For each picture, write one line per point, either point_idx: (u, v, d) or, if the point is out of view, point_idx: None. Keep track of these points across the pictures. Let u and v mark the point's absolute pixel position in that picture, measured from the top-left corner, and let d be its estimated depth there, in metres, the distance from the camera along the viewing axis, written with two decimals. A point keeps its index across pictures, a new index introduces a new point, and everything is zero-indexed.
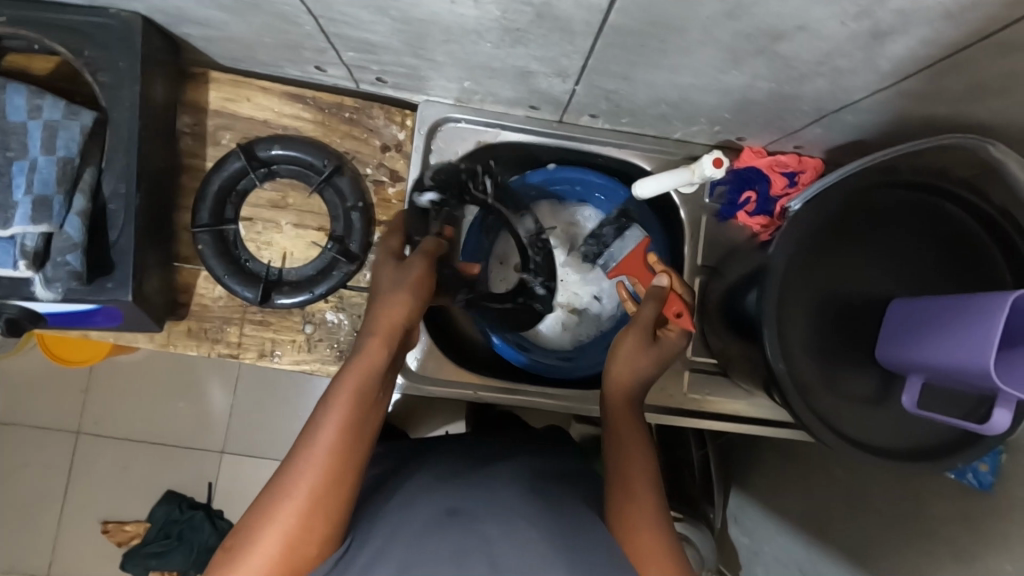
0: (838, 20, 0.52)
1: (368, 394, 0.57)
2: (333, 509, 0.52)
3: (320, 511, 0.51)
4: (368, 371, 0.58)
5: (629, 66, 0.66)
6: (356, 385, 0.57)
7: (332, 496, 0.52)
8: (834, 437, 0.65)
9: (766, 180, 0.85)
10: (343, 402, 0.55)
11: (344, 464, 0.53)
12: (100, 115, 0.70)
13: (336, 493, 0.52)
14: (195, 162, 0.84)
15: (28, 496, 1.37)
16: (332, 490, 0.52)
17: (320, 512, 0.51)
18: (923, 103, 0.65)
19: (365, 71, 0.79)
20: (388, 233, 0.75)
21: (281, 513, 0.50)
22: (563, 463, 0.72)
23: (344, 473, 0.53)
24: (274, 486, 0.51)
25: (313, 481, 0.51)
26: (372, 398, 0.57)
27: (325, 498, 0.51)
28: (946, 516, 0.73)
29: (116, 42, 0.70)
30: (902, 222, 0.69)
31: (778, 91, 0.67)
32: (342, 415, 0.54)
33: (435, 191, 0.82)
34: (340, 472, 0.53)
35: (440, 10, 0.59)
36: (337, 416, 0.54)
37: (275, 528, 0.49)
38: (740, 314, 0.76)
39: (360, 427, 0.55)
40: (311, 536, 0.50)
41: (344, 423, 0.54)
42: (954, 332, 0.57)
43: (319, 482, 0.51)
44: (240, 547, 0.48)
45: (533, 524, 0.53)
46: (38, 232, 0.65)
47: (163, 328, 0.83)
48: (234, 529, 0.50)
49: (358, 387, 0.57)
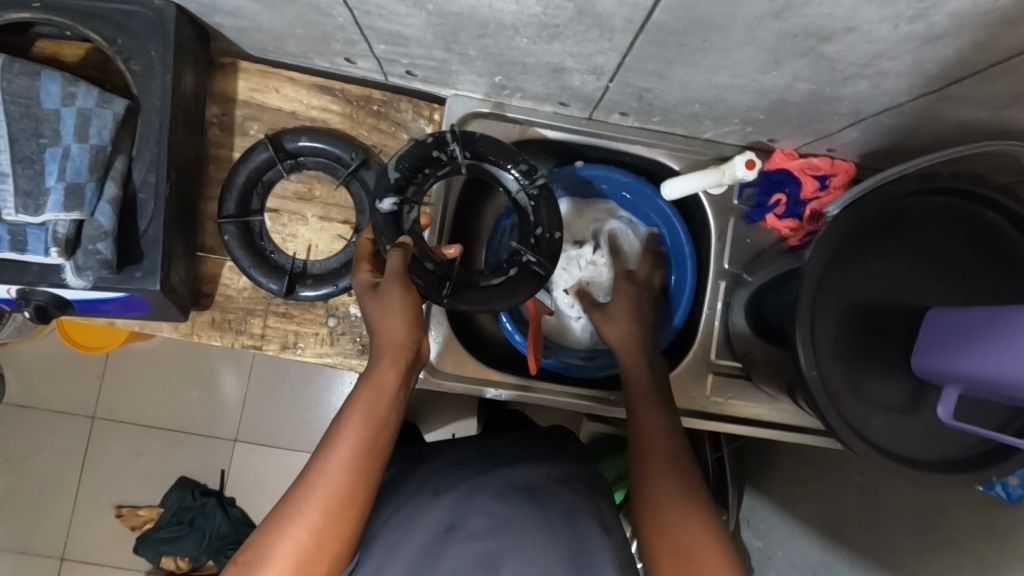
0: (890, 21, 0.51)
1: (381, 412, 0.56)
2: (344, 527, 0.52)
3: (331, 530, 0.51)
4: (377, 393, 0.57)
5: (665, 64, 0.64)
6: (366, 403, 0.56)
7: (342, 512, 0.52)
8: (862, 447, 0.64)
9: (798, 183, 0.84)
10: (354, 422, 0.54)
11: (355, 482, 0.53)
12: (131, 104, 0.70)
13: (348, 511, 0.52)
14: (221, 152, 0.84)
15: (44, 478, 1.39)
16: (344, 509, 0.52)
17: (330, 531, 0.51)
18: (968, 109, 0.63)
19: (395, 64, 0.78)
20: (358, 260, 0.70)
21: (291, 532, 0.50)
22: (567, 467, 0.73)
23: (357, 493, 0.52)
24: (284, 506, 0.52)
25: (325, 501, 0.51)
26: (385, 415, 0.56)
27: (336, 518, 0.51)
28: (973, 530, 0.72)
29: (148, 30, 0.70)
30: (941, 229, 0.68)
31: (818, 92, 0.66)
32: (354, 434, 0.54)
33: (389, 197, 0.69)
34: (350, 491, 0.52)
35: (477, 4, 0.58)
36: (348, 434, 0.54)
37: (286, 545, 0.50)
38: (769, 320, 0.75)
39: (372, 444, 0.54)
40: (324, 554, 0.51)
41: (356, 442, 0.54)
42: (992, 344, 0.56)
43: (329, 500, 0.51)
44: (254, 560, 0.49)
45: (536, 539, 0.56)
46: (70, 220, 0.65)
47: (187, 318, 0.83)
48: (246, 543, 0.51)
49: (370, 403, 0.56)
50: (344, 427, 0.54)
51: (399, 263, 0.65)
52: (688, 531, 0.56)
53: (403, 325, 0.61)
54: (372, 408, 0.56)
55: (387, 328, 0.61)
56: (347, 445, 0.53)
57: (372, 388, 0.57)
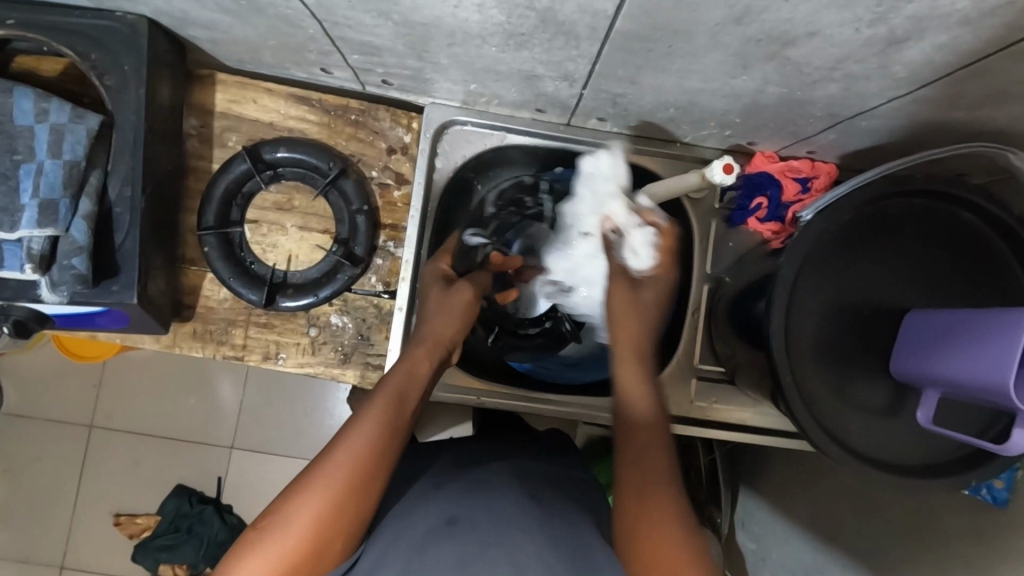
0: (853, 25, 0.50)
1: (413, 395, 0.63)
2: (359, 504, 0.53)
3: (347, 505, 0.53)
4: (410, 380, 0.64)
5: (636, 70, 0.64)
6: (398, 388, 0.62)
7: (366, 473, 0.54)
8: (839, 452, 0.64)
9: (778, 186, 0.83)
10: (388, 397, 0.60)
11: (383, 447, 0.56)
12: (106, 118, 0.70)
13: (366, 487, 0.54)
14: (200, 164, 0.84)
15: (40, 488, 1.39)
16: (362, 485, 0.54)
17: (347, 505, 0.53)
18: (941, 110, 0.63)
19: (370, 74, 0.78)
20: (439, 255, 0.80)
21: (313, 494, 0.52)
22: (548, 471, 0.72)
23: (376, 469, 0.55)
24: (312, 468, 0.54)
25: (348, 471, 0.53)
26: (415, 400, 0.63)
27: (356, 491, 0.53)
28: (959, 532, 0.71)
29: (121, 44, 0.70)
30: (917, 231, 0.68)
31: (790, 96, 0.65)
32: (381, 413, 0.58)
33: (482, 236, 0.85)
34: (378, 453, 0.56)
35: (442, 14, 0.58)
36: (377, 411, 0.58)
37: (307, 509, 0.51)
38: (748, 322, 0.75)
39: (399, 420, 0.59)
40: (335, 528, 0.52)
41: (382, 422, 0.58)
42: (971, 349, 0.56)
43: (359, 458, 0.54)
44: (283, 510, 0.51)
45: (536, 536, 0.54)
46: (43, 236, 0.66)
47: (168, 330, 0.83)
48: (270, 505, 0.52)
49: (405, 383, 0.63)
50: (377, 399, 0.60)
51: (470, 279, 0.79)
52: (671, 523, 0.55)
53: (450, 328, 0.72)
54: (402, 393, 0.62)
55: (435, 327, 0.71)
56: (376, 420, 0.58)
57: (407, 375, 0.64)
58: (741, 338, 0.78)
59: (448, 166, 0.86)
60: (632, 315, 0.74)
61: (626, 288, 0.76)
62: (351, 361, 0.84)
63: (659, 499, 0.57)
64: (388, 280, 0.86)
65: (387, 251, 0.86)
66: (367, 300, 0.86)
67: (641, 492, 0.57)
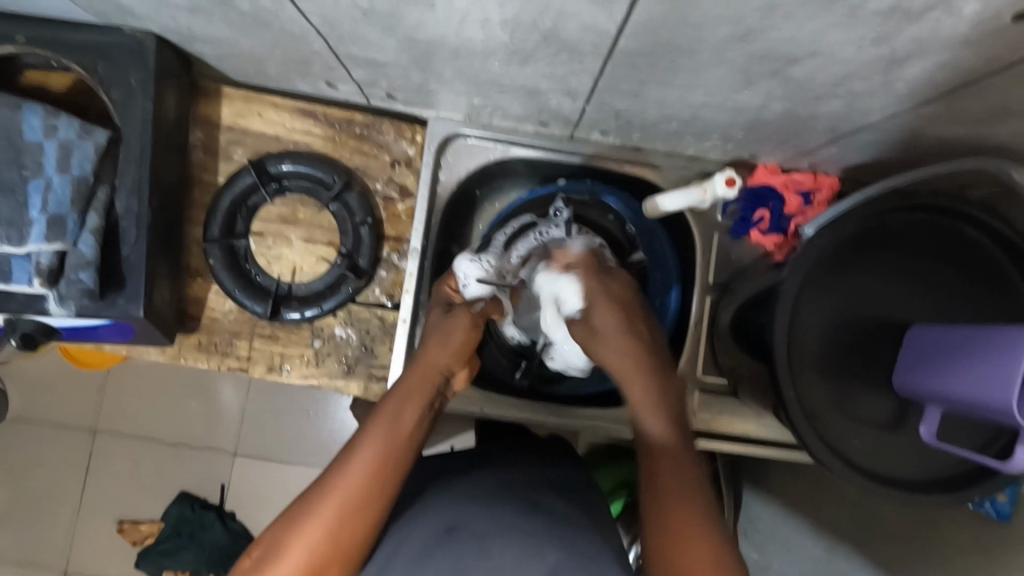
0: (854, 45, 0.50)
1: (404, 424, 0.62)
2: (356, 535, 0.54)
3: (342, 536, 0.53)
4: (407, 401, 0.65)
5: (638, 86, 0.65)
6: (393, 411, 0.63)
7: (361, 506, 0.55)
8: (842, 467, 0.64)
9: (780, 198, 0.83)
10: (377, 428, 0.60)
11: (376, 480, 0.56)
12: (114, 133, 0.71)
13: (360, 516, 0.55)
14: (206, 176, 0.85)
15: (44, 495, 1.40)
16: (360, 508, 0.55)
17: (341, 541, 0.53)
18: (943, 126, 0.63)
19: (375, 87, 0.78)
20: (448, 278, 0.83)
21: (308, 527, 0.53)
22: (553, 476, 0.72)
23: (371, 503, 0.55)
24: (304, 504, 0.55)
25: (340, 505, 0.54)
26: (409, 427, 0.62)
27: (348, 523, 0.54)
28: (965, 547, 0.71)
29: (129, 60, 0.71)
30: (919, 245, 0.68)
31: (792, 112, 0.66)
32: (377, 441, 0.59)
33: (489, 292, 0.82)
34: (372, 487, 0.56)
35: (446, 31, 0.58)
36: (372, 438, 0.59)
37: (306, 536, 0.52)
38: (750, 334, 0.75)
39: (395, 450, 0.59)
40: (330, 560, 0.53)
41: (377, 452, 0.58)
42: (976, 366, 0.55)
43: (351, 493, 0.55)
44: (273, 548, 0.52)
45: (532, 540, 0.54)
46: (51, 250, 0.66)
47: (174, 341, 0.83)
48: (260, 538, 0.54)
49: (392, 415, 0.62)
50: (368, 434, 0.60)
51: (472, 308, 0.80)
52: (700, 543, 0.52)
53: (439, 355, 0.72)
54: (397, 416, 0.63)
55: (428, 355, 0.72)
56: (371, 445, 0.59)
57: (402, 397, 0.65)
58: (745, 351, 0.78)
59: (451, 178, 0.87)
60: (619, 342, 0.69)
61: (582, 329, 0.71)
62: (354, 372, 0.85)
63: (686, 522, 0.54)
64: (391, 291, 0.86)
65: (390, 263, 0.87)
66: (371, 312, 0.86)
67: (667, 521, 0.54)
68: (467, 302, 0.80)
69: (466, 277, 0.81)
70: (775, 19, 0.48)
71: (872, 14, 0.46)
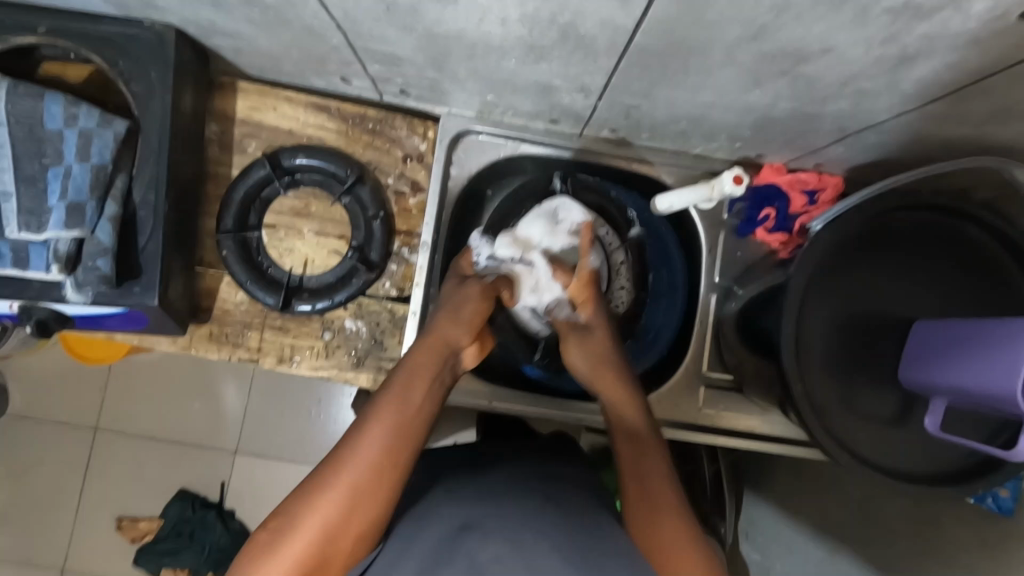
0: (864, 44, 0.52)
1: (415, 397, 0.63)
2: (369, 508, 0.55)
3: (355, 510, 0.54)
4: (418, 377, 0.65)
5: (651, 84, 0.66)
6: (402, 387, 0.63)
7: (373, 481, 0.56)
8: (849, 460, 0.65)
9: (786, 199, 0.84)
10: (389, 403, 0.61)
11: (389, 454, 0.57)
12: (132, 124, 0.72)
13: (373, 490, 0.55)
14: (220, 169, 0.86)
15: (45, 490, 1.39)
16: (373, 485, 0.55)
17: (354, 513, 0.54)
18: (946, 126, 0.65)
19: (389, 84, 0.80)
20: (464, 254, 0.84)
21: (322, 501, 0.54)
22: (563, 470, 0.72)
23: (384, 476, 0.56)
24: (318, 478, 0.55)
25: (354, 479, 0.55)
26: (419, 402, 0.63)
27: (361, 497, 0.55)
28: (965, 544, 0.72)
29: (149, 53, 0.72)
30: (922, 243, 0.69)
31: (800, 111, 0.67)
32: (389, 415, 0.60)
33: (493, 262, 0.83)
34: (384, 462, 0.57)
35: (465, 27, 0.59)
36: (385, 413, 0.60)
37: (319, 510, 0.53)
38: (756, 330, 0.76)
39: (406, 424, 0.60)
40: (344, 533, 0.54)
41: (389, 428, 0.59)
42: (978, 357, 0.56)
43: (365, 467, 0.56)
44: (288, 520, 0.53)
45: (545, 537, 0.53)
46: (70, 237, 0.67)
47: (185, 331, 0.84)
48: (272, 514, 0.54)
49: (403, 391, 0.63)
50: (380, 409, 0.60)
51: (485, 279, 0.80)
52: (679, 532, 0.58)
53: (453, 328, 0.73)
54: (410, 393, 0.63)
55: (440, 328, 0.72)
56: (383, 422, 0.59)
57: (414, 372, 0.66)
58: (751, 349, 0.79)
59: (463, 173, 0.88)
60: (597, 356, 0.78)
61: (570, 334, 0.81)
62: (364, 364, 0.86)
63: (664, 510, 0.60)
64: (402, 285, 0.87)
65: (401, 257, 0.88)
66: (381, 305, 0.87)
67: (650, 522, 0.60)
68: (479, 275, 0.81)
69: (480, 252, 0.84)
70: (788, 18, 0.49)
71: (881, 14, 0.48)
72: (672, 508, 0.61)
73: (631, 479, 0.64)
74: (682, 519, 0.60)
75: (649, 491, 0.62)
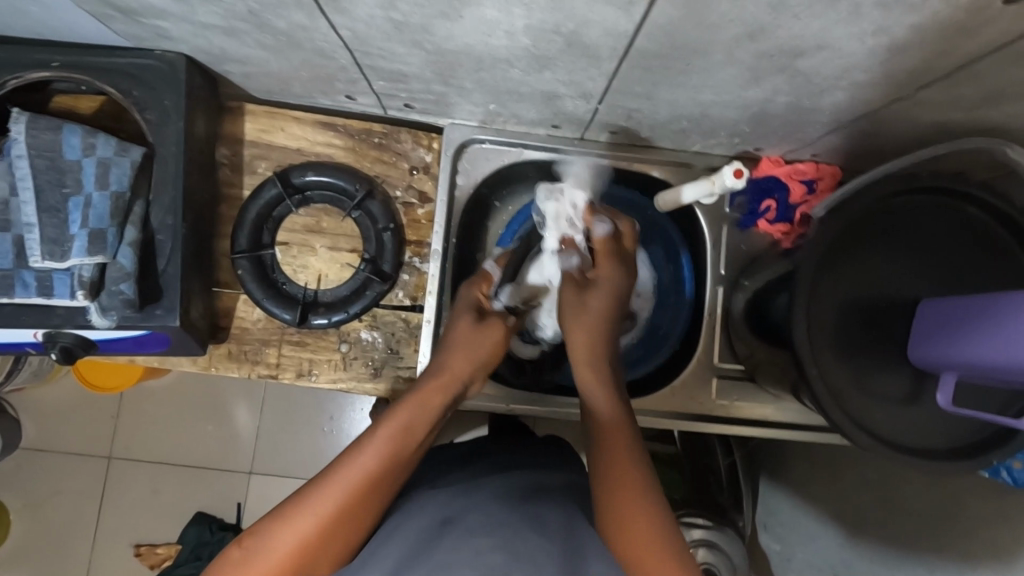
0: (858, 37, 0.54)
1: (417, 433, 0.61)
2: (344, 532, 0.54)
3: (334, 533, 0.54)
4: (421, 410, 0.64)
5: (652, 86, 0.68)
6: (407, 420, 0.61)
7: (358, 508, 0.55)
8: (868, 439, 0.66)
9: (785, 189, 0.86)
10: (390, 433, 0.59)
11: (379, 484, 0.57)
12: (148, 151, 0.74)
13: (355, 515, 0.55)
14: (232, 191, 0.88)
15: (62, 520, 1.40)
16: (357, 511, 0.55)
17: (331, 536, 0.54)
18: (941, 111, 0.67)
19: (394, 99, 0.82)
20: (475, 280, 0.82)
21: (303, 521, 0.53)
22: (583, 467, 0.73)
23: (368, 503, 0.56)
24: (303, 493, 0.55)
25: (339, 503, 0.54)
26: (419, 437, 0.62)
27: (342, 519, 0.54)
28: (986, 515, 0.73)
29: (161, 82, 0.74)
30: (920, 224, 0.71)
31: (797, 104, 0.69)
32: (388, 447, 0.58)
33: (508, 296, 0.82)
34: (373, 491, 0.56)
35: (473, 42, 0.62)
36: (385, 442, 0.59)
37: (298, 530, 0.52)
38: (766, 317, 0.77)
39: (403, 461, 0.59)
40: (318, 551, 0.53)
41: (388, 458, 0.58)
42: (983, 331, 0.58)
43: (353, 494, 0.55)
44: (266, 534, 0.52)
45: (541, 533, 0.52)
46: (93, 264, 0.69)
47: (206, 352, 0.86)
48: (253, 525, 0.54)
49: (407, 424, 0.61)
50: (378, 435, 0.59)
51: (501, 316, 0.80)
52: (643, 531, 0.56)
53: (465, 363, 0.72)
54: (411, 422, 0.62)
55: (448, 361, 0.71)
56: (382, 451, 0.58)
57: (420, 403, 0.64)
58: (761, 336, 0.80)
59: (469, 182, 0.90)
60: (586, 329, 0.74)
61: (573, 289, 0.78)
62: (381, 374, 0.87)
63: (633, 507, 0.58)
64: (415, 294, 0.89)
65: (412, 267, 0.90)
66: (395, 315, 0.89)
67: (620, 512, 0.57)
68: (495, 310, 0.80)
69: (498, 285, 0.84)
70: (785, 17, 0.52)
71: (873, 9, 0.50)
72: (640, 505, 0.58)
73: (604, 474, 0.61)
74: (653, 519, 0.58)
75: (616, 483, 0.59)
